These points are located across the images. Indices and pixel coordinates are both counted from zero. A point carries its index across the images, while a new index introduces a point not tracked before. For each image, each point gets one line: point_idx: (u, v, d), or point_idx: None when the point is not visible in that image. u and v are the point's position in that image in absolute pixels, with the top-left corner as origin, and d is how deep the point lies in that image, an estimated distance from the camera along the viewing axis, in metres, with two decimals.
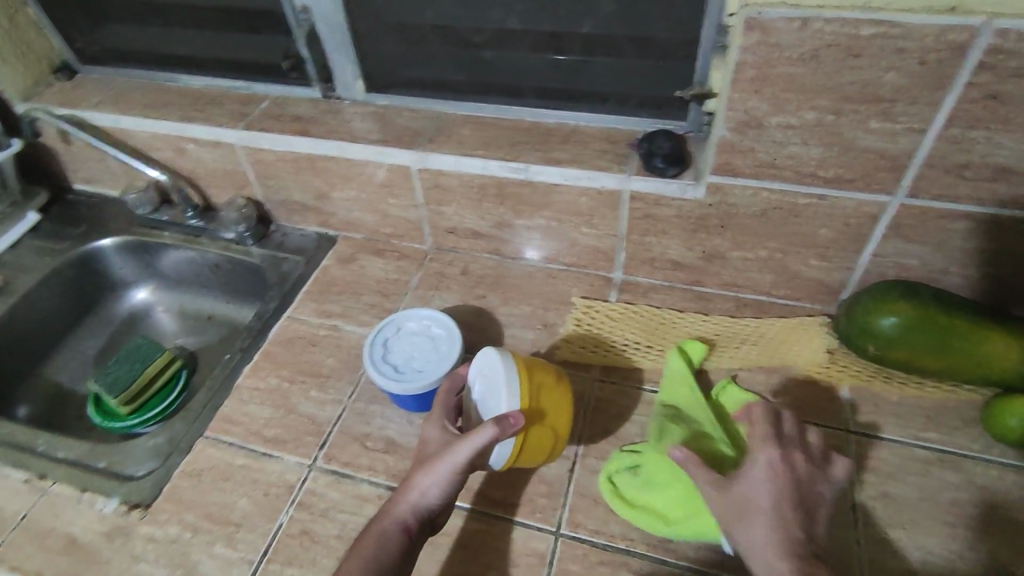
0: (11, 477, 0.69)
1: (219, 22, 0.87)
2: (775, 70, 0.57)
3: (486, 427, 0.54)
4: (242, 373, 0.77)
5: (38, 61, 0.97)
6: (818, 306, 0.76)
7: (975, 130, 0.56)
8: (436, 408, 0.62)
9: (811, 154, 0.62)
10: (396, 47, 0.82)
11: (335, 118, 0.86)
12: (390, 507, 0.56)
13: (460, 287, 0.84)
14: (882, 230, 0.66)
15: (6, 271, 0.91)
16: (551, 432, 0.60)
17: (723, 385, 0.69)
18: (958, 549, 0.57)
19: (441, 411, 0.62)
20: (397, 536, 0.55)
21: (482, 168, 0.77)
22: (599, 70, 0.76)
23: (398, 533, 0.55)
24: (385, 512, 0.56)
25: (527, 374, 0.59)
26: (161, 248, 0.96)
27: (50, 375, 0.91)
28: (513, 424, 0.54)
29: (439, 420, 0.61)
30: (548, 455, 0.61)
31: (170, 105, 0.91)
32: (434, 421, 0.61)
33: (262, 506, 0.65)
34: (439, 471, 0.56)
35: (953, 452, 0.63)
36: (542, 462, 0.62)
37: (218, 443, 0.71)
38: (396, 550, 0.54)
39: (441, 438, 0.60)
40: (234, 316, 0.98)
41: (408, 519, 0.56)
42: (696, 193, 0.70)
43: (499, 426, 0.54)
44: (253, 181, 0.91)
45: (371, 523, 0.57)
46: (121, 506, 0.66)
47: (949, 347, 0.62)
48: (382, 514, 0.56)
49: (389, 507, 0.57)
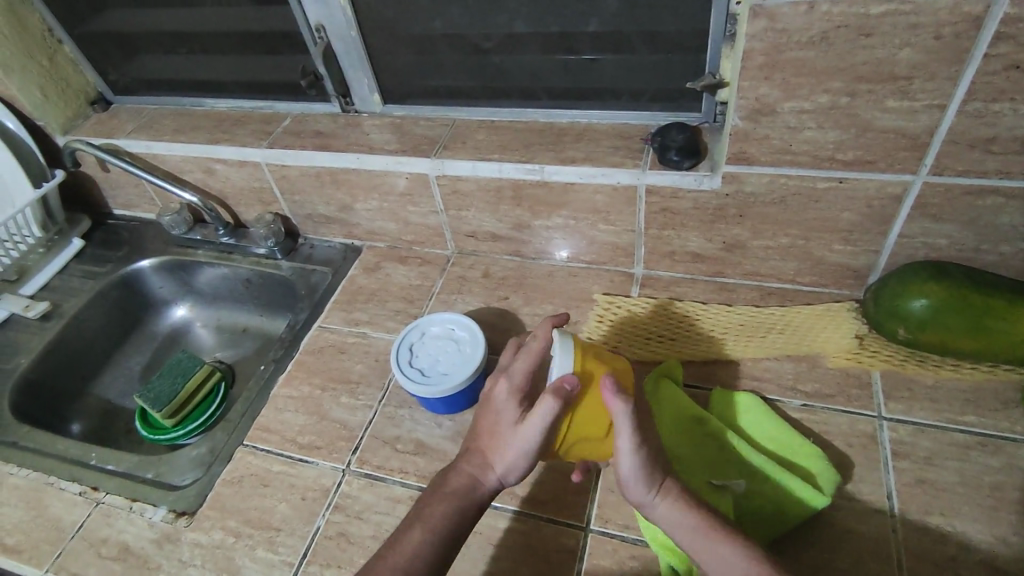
0: (67, 489, 0.73)
1: (239, 45, 0.90)
2: (785, 55, 0.57)
3: (546, 402, 0.51)
4: (276, 382, 0.80)
5: (76, 95, 1.02)
6: (845, 291, 0.75)
7: (998, 102, 0.55)
8: (535, 412, 0.52)
9: (828, 138, 0.61)
10: (409, 58, 0.84)
11: (354, 131, 0.88)
12: (468, 496, 0.55)
13: (483, 289, 0.85)
14: (907, 210, 0.64)
15: (56, 296, 0.96)
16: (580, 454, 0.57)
17: (750, 400, 0.66)
18: (1002, 534, 0.56)
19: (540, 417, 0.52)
20: (469, 523, 0.55)
21: (498, 171, 0.78)
22: (609, 67, 0.76)
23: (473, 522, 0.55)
24: (457, 497, 0.55)
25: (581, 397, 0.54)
26: (196, 266, 1.00)
27: (100, 393, 0.95)
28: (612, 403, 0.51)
29: (537, 431, 0.53)
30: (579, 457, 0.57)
31: (198, 129, 0.95)
32: (530, 426, 0.53)
33: (300, 510, 0.67)
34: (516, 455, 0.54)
35: (993, 435, 0.62)
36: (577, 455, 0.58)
37: (255, 451, 0.73)
38: (468, 526, 0.55)
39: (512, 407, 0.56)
40: (268, 327, 1.01)
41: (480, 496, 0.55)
42: (712, 183, 0.70)
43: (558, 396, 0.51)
44: (279, 198, 0.94)
45: (436, 499, 0.55)
46: (168, 514, 0.69)
47: (983, 327, 0.61)
48: (458, 500, 0.55)
49: (466, 496, 0.55)
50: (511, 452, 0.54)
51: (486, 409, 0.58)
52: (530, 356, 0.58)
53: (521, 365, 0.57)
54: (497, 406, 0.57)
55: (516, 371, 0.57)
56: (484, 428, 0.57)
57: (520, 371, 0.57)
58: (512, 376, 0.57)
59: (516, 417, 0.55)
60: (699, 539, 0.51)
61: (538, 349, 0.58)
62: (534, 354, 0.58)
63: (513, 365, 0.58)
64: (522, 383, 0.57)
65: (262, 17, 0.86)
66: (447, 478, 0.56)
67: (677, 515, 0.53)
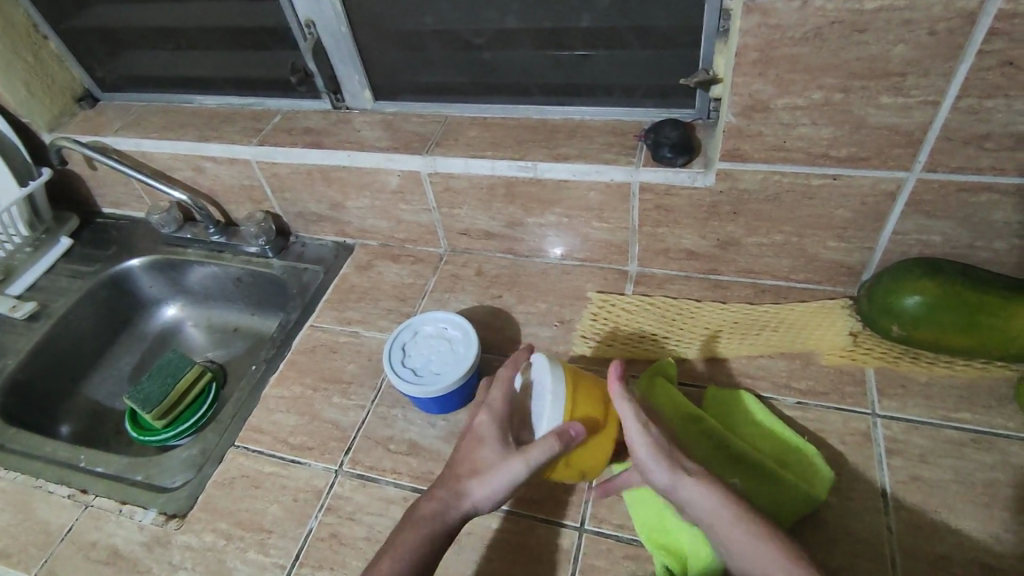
0: (55, 492, 0.72)
1: (228, 41, 0.89)
2: (778, 51, 0.56)
3: (549, 440, 0.53)
4: (267, 383, 0.79)
5: (62, 92, 1.00)
6: (839, 288, 0.75)
7: (992, 99, 0.54)
8: (530, 452, 0.53)
9: (821, 134, 0.61)
10: (400, 54, 0.83)
11: (345, 128, 0.87)
12: (442, 523, 0.54)
13: (476, 288, 0.84)
14: (901, 207, 0.64)
15: (44, 296, 0.95)
16: (578, 466, 0.58)
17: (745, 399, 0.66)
18: (996, 532, 0.56)
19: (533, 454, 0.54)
20: (439, 552, 0.54)
21: (490, 168, 0.78)
22: (602, 63, 0.75)
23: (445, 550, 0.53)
24: (431, 521, 0.54)
25: (574, 408, 0.57)
26: (186, 265, 0.99)
27: (89, 393, 0.94)
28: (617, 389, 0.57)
29: (526, 468, 0.54)
30: (570, 476, 0.59)
31: (186, 126, 0.94)
32: (518, 460, 0.54)
33: (291, 512, 0.67)
34: (497, 484, 0.54)
35: (986, 432, 0.62)
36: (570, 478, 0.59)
37: (247, 452, 0.73)
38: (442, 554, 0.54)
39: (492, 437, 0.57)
40: (260, 327, 1.00)
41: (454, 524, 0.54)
42: (705, 180, 0.69)
43: (560, 433, 0.53)
44: (269, 196, 0.93)
45: (410, 525, 0.54)
46: (159, 516, 0.68)
47: (976, 323, 0.61)
48: (431, 525, 0.53)
49: (439, 521, 0.54)
50: (491, 480, 0.55)
51: (464, 438, 0.59)
52: (503, 387, 0.61)
53: (497, 396, 0.60)
54: (476, 436, 0.58)
55: (493, 401, 0.60)
56: (460, 456, 0.57)
57: (498, 400, 0.60)
58: (490, 406, 0.59)
59: (497, 448, 0.56)
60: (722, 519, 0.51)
61: (510, 381, 0.61)
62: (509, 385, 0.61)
63: (489, 397, 0.60)
64: (501, 412, 0.59)
65: (251, 13, 0.85)
66: (421, 503, 0.55)
67: (704, 496, 0.52)
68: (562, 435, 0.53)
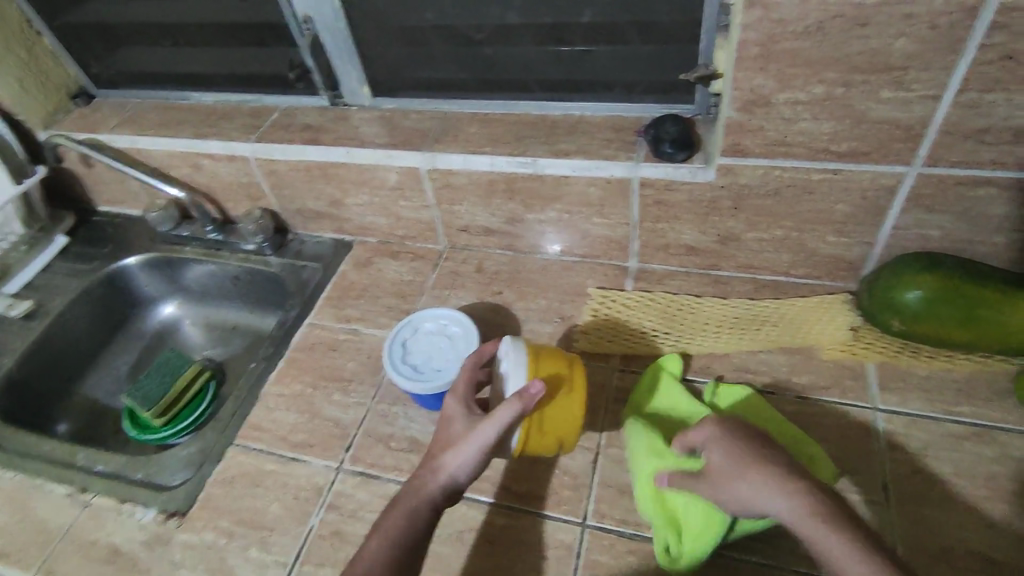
0: (54, 491, 0.72)
1: (225, 37, 0.89)
2: (779, 45, 0.56)
3: (508, 403, 0.53)
4: (267, 381, 0.79)
5: (57, 89, 0.99)
6: (839, 284, 0.75)
7: (993, 93, 0.54)
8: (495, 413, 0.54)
9: (822, 129, 0.61)
10: (399, 49, 0.82)
11: (343, 124, 0.87)
12: (422, 498, 0.54)
13: (476, 284, 0.84)
14: (901, 202, 0.64)
15: (40, 294, 0.94)
16: (554, 432, 0.59)
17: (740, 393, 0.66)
18: (997, 525, 0.56)
19: (499, 419, 0.54)
20: (424, 529, 0.53)
21: (490, 165, 0.77)
22: (602, 58, 0.75)
23: (427, 524, 0.53)
24: (411, 499, 0.54)
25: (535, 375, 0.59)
26: (184, 263, 0.98)
27: (87, 391, 0.94)
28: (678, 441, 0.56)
29: (494, 430, 0.54)
30: (548, 446, 0.60)
31: (183, 123, 0.94)
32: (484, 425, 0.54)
33: (293, 509, 0.66)
34: (469, 455, 0.54)
35: (986, 425, 0.62)
36: (548, 451, 0.61)
37: (247, 450, 0.72)
38: (425, 530, 0.53)
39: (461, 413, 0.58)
40: (258, 325, 1.00)
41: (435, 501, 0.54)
42: (706, 176, 0.69)
43: (518, 395, 0.53)
44: (267, 193, 0.93)
45: (392, 506, 0.54)
46: (158, 515, 0.68)
47: (976, 317, 0.61)
48: (410, 502, 0.54)
49: (419, 497, 0.54)
50: (463, 452, 0.54)
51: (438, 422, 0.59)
52: (467, 371, 0.61)
53: (463, 377, 0.60)
54: (445, 416, 0.58)
55: (459, 383, 0.60)
56: (437, 439, 0.58)
57: (463, 381, 0.60)
58: (456, 388, 0.60)
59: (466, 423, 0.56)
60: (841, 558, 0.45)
61: (474, 363, 0.61)
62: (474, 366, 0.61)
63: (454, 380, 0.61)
64: (466, 391, 0.59)
65: (248, 8, 0.84)
66: (402, 486, 0.56)
67: (782, 503, 0.48)
68: (521, 394, 0.53)
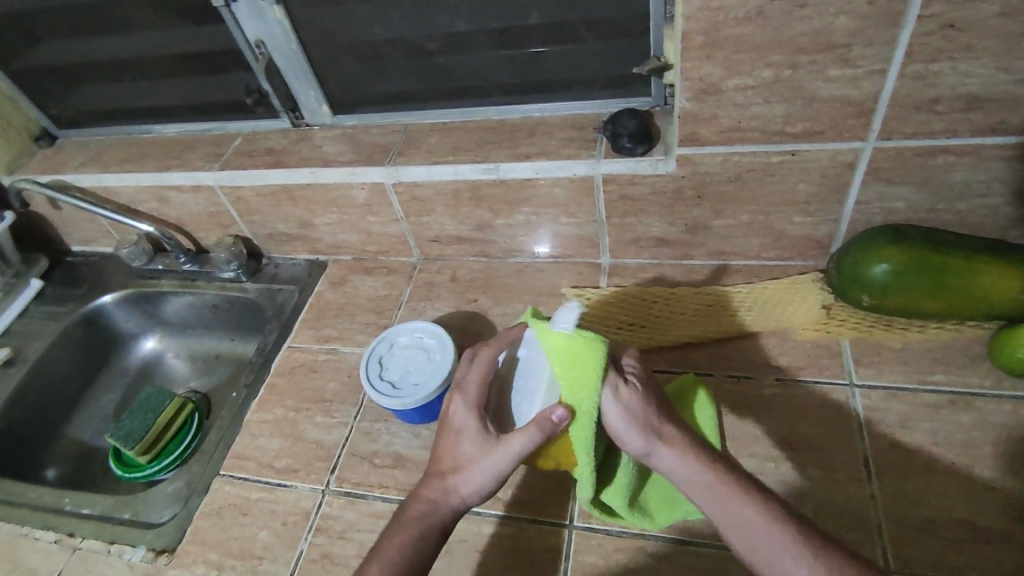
0: (42, 538, 0.71)
1: (180, 67, 0.88)
2: (723, 32, 0.57)
3: (528, 434, 0.50)
4: (249, 408, 0.79)
5: (18, 133, 0.99)
6: (810, 263, 0.75)
7: (937, 63, 0.55)
8: (511, 441, 0.51)
9: (775, 112, 0.61)
10: (353, 66, 0.82)
11: (305, 145, 0.87)
12: (433, 520, 0.52)
13: (452, 294, 0.84)
14: (861, 176, 0.64)
15: (16, 341, 0.93)
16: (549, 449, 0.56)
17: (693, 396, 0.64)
18: (979, 492, 0.56)
19: (516, 447, 0.51)
20: (434, 548, 0.52)
21: (454, 173, 0.77)
22: (555, 59, 0.75)
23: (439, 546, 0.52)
24: (422, 521, 0.52)
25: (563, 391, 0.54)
26: (161, 296, 0.98)
27: (74, 434, 0.93)
28: (554, 420, 0.50)
29: (510, 459, 0.52)
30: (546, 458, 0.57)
31: (147, 157, 0.93)
32: (500, 450, 0.52)
33: (282, 536, 0.66)
34: (484, 478, 0.52)
35: (963, 392, 0.62)
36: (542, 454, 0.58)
37: (232, 480, 0.72)
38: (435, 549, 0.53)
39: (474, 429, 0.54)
40: (241, 351, 0.99)
41: (446, 518, 0.53)
42: (667, 167, 0.69)
43: (540, 425, 0.50)
44: (237, 220, 0.93)
45: (398, 528, 0.52)
46: (148, 553, 0.68)
47: (944, 285, 0.61)
48: (421, 525, 0.52)
49: (430, 519, 0.52)
50: (480, 472, 0.52)
51: (444, 428, 0.56)
52: (481, 369, 0.56)
53: (473, 379, 0.56)
54: (453, 428, 0.55)
55: (469, 387, 0.56)
56: (442, 451, 0.55)
57: (474, 385, 0.56)
58: (465, 393, 0.55)
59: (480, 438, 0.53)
60: (728, 505, 0.48)
61: (489, 360, 0.57)
62: (485, 369, 0.56)
63: (465, 380, 0.56)
64: (476, 399, 0.55)
65: (200, 37, 0.84)
66: (410, 501, 0.54)
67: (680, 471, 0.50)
68: (544, 424, 0.50)
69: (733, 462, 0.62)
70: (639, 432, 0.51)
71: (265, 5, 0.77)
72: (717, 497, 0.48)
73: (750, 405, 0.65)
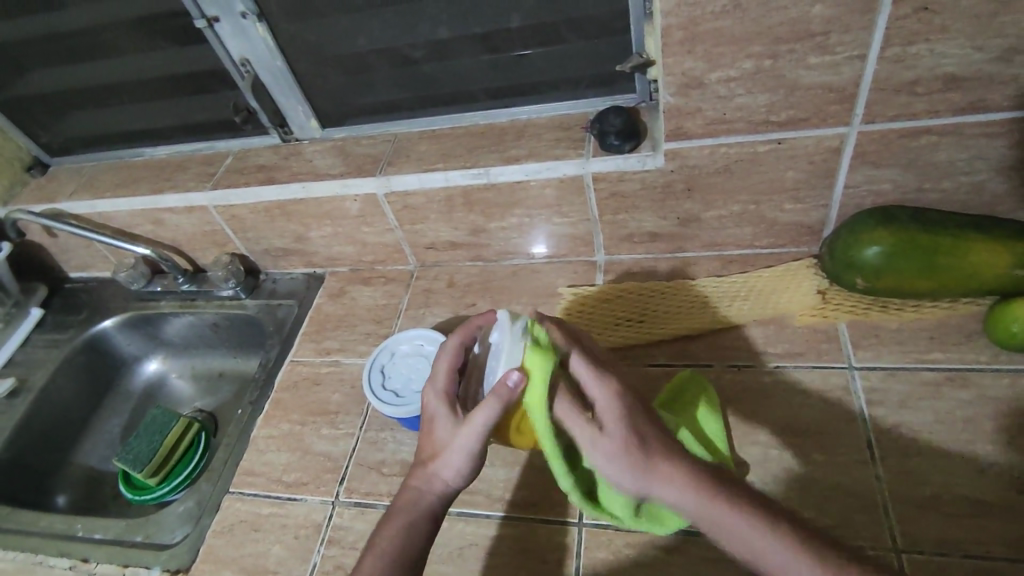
0: (57, 565, 0.72)
1: (167, 90, 0.89)
2: (702, 27, 0.57)
3: (486, 408, 0.50)
4: (255, 425, 0.79)
5: (10, 164, 1.00)
6: (803, 249, 0.75)
7: (915, 45, 0.55)
8: (473, 418, 0.51)
9: (759, 102, 0.62)
10: (339, 79, 0.82)
11: (297, 160, 0.87)
12: (417, 510, 0.53)
13: (450, 299, 0.85)
14: (848, 160, 0.65)
15: (20, 371, 0.94)
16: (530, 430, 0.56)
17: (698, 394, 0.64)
18: (981, 466, 0.57)
19: (479, 425, 0.51)
20: (425, 536, 0.53)
21: (445, 180, 0.78)
22: (539, 60, 0.75)
23: (429, 533, 0.53)
24: (407, 512, 0.54)
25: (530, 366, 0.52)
26: (162, 318, 0.98)
27: (82, 460, 0.94)
28: (509, 390, 0.50)
29: (476, 435, 0.52)
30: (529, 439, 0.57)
31: (139, 180, 0.93)
32: (466, 430, 0.52)
33: (294, 550, 0.67)
34: (459, 459, 0.53)
35: (961, 369, 0.63)
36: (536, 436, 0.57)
37: (243, 497, 0.72)
38: (427, 537, 0.54)
39: (447, 416, 0.55)
40: (244, 368, 1.00)
41: (432, 505, 0.54)
42: (656, 162, 0.70)
43: (497, 396, 0.50)
44: (232, 238, 0.93)
45: (387, 521, 0.54)
46: (163, 574, 0.68)
47: (936, 265, 0.61)
48: (408, 515, 0.53)
49: (416, 509, 0.54)
50: (456, 456, 0.53)
51: (422, 417, 0.57)
52: (450, 352, 0.57)
53: (444, 364, 0.57)
54: (428, 416, 0.56)
55: (440, 373, 0.56)
56: (422, 441, 0.56)
57: (443, 369, 0.56)
58: (436, 379, 0.56)
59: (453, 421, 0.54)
60: (726, 522, 0.47)
61: (458, 344, 0.57)
62: (454, 353, 0.57)
63: (436, 366, 0.57)
64: (446, 383, 0.56)
65: (185, 59, 0.84)
66: (397, 495, 0.55)
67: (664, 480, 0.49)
68: (500, 392, 0.50)
69: (737, 452, 0.62)
70: (619, 453, 0.49)
71: (248, 24, 0.77)
72: (705, 507, 0.48)
73: (751, 394, 0.66)
